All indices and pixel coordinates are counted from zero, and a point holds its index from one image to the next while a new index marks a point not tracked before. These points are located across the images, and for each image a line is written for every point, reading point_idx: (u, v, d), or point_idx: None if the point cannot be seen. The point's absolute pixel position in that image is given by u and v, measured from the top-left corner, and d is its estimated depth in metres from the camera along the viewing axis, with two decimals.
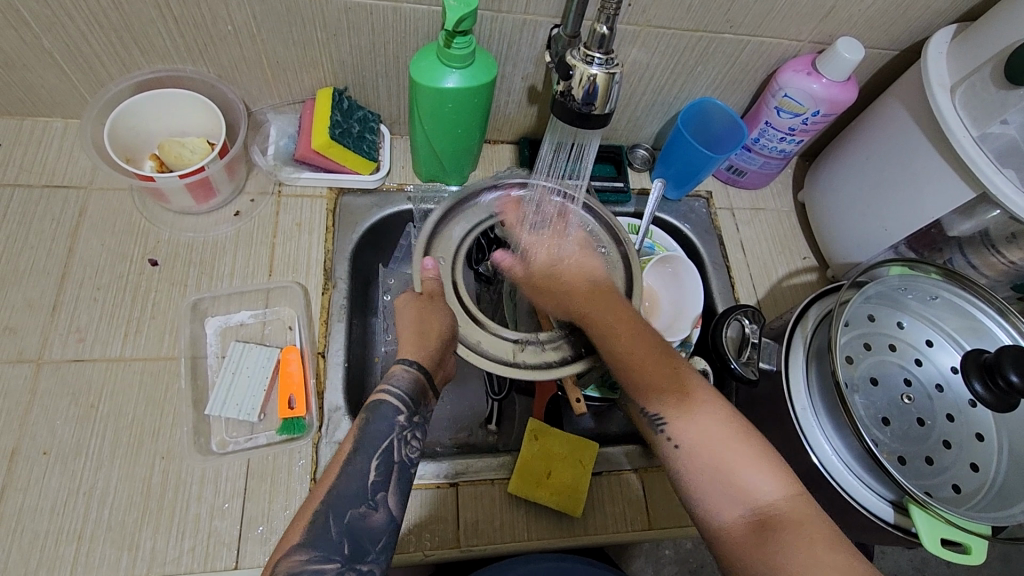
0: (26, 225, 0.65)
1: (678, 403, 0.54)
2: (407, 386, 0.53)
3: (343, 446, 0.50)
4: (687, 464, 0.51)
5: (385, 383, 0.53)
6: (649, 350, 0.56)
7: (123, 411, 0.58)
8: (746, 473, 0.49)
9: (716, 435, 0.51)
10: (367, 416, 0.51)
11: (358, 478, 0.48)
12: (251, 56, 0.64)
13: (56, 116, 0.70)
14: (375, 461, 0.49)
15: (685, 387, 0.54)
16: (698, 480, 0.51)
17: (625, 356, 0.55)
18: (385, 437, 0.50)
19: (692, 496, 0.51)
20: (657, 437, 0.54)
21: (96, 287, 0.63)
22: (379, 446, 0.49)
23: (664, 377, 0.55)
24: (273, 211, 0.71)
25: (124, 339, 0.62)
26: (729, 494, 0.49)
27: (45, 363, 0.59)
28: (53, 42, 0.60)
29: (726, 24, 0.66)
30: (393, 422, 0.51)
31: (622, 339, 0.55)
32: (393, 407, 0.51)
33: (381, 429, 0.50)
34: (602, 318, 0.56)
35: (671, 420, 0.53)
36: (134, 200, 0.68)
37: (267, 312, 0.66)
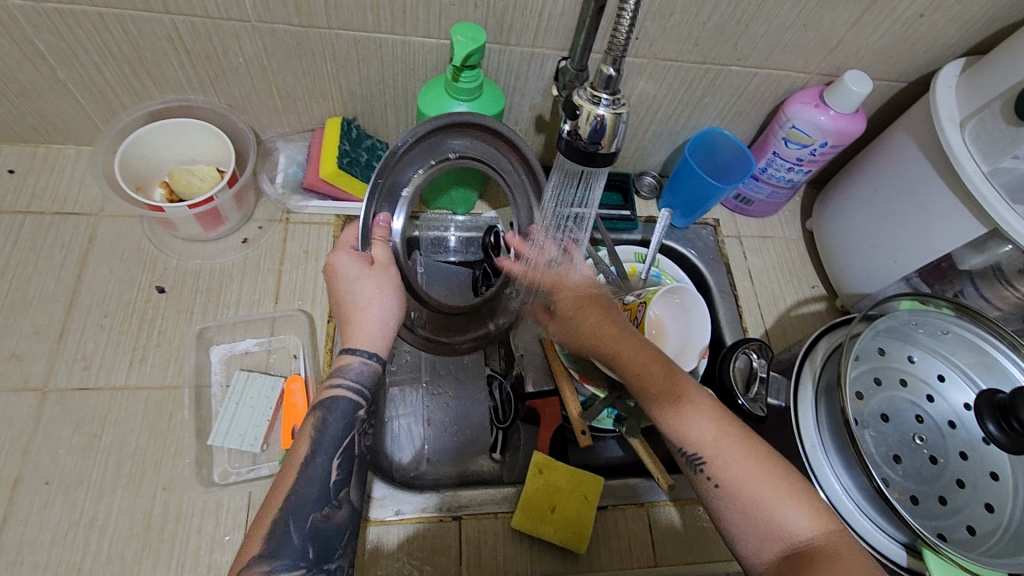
0: (37, 251, 0.66)
1: (718, 438, 0.50)
2: (364, 377, 0.50)
3: (298, 445, 0.47)
4: (730, 503, 0.48)
5: (339, 375, 0.49)
6: (675, 388, 0.53)
7: (126, 441, 0.58)
8: (781, 511, 0.46)
9: (760, 480, 0.48)
10: (325, 414, 0.48)
11: (320, 481, 0.46)
12: (262, 86, 0.65)
13: (69, 143, 0.71)
14: (337, 459, 0.47)
15: (720, 424, 0.51)
16: (741, 525, 0.47)
17: (643, 386, 0.54)
18: (343, 433, 0.48)
19: (732, 537, 0.48)
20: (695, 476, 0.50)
21: (104, 313, 0.64)
22: (341, 443, 0.48)
23: (701, 416, 0.51)
24: (281, 238, 0.71)
25: (129, 366, 0.62)
26: (774, 546, 0.46)
27: (50, 392, 0.59)
28: (68, 73, 0.61)
29: (734, 57, 0.66)
30: (353, 417, 0.49)
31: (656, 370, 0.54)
32: (351, 402, 0.49)
33: (342, 425, 0.48)
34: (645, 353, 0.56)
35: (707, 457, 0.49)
36: (143, 227, 0.69)
37: (272, 340, 0.66)
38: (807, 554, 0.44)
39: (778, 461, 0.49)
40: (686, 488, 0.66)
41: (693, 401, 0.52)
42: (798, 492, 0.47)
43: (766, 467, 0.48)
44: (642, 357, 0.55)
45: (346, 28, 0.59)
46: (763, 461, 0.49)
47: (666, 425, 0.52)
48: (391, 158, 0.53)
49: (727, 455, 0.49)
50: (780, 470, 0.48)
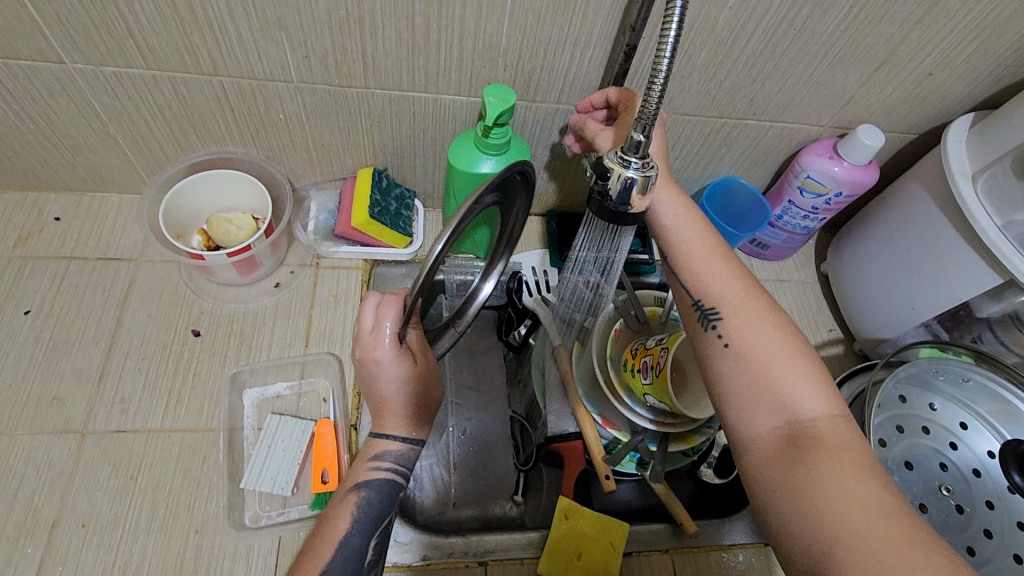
0: (80, 296, 0.68)
1: (741, 306, 0.51)
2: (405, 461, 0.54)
3: (337, 522, 0.51)
4: (735, 363, 0.49)
5: (380, 458, 0.53)
6: (709, 261, 0.55)
7: (161, 483, 0.60)
8: (785, 382, 0.47)
9: (774, 351, 0.49)
10: (367, 497, 0.52)
11: (355, 558, 0.50)
12: (299, 140, 0.68)
13: (113, 191, 0.74)
14: (373, 541, 0.52)
15: (749, 293, 0.52)
16: (743, 385, 0.48)
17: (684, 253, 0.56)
18: (380, 517, 0.52)
19: (731, 402, 0.48)
20: (707, 333, 0.52)
21: (142, 356, 0.66)
22: (379, 525, 0.52)
23: (731, 289, 0.53)
24: (312, 282, 0.73)
25: (165, 409, 0.63)
26: (767, 412, 0.47)
27: (89, 434, 0.61)
28: (119, 129, 0.65)
29: (750, 111, 0.69)
30: (395, 498, 0.53)
31: (692, 238, 0.56)
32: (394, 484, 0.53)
33: (381, 508, 0.52)
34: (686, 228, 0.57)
35: (728, 318, 0.51)
36: (181, 272, 0.71)
37: (303, 383, 0.68)
38: (806, 431, 0.45)
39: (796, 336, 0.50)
40: (709, 535, 0.66)
41: (726, 272, 0.54)
42: (810, 370, 0.48)
43: (785, 343, 0.49)
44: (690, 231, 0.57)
45: (383, 88, 0.62)
46: (783, 338, 0.49)
47: (693, 287, 0.54)
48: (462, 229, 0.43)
49: (748, 323, 0.50)
50: (797, 349, 0.49)
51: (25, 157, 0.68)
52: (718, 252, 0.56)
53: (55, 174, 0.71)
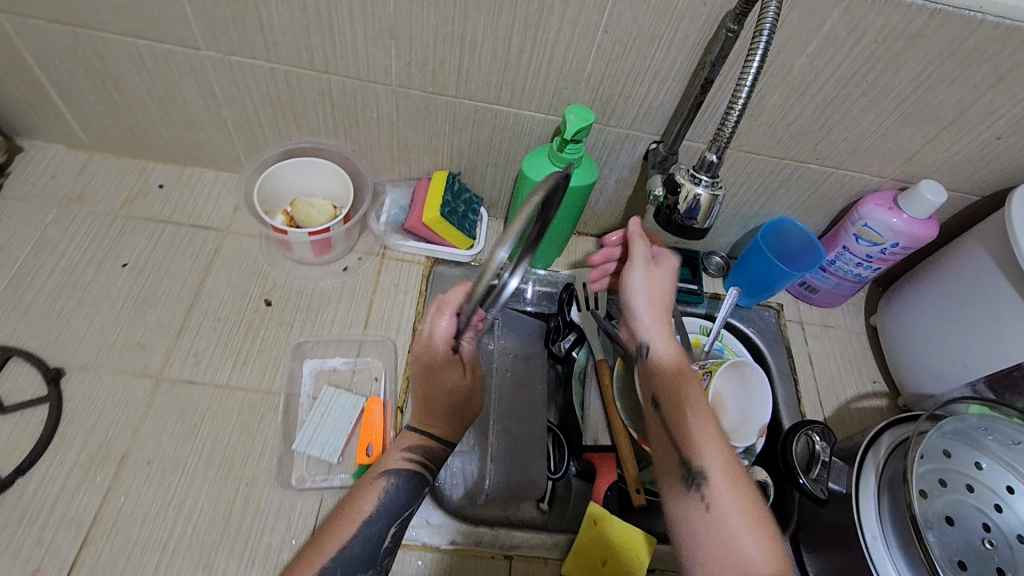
0: (171, 256, 0.75)
1: (716, 459, 0.53)
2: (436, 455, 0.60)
3: (365, 501, 0.56)
4: (705, 516, 0.50)
5: (411, 448, 0.59)
6: (695, 413, 0.56)
7: (221, 434, 0.64)
8: (745, 544, 0.48)
9: (738, 509, 0.50)
10: (394, 484, 0.57)
11: (372, 540, 0.54)
12: (385, 138, 0.74)
13: (210, 167, 0.81)
14: (392, 528, 0.56)
15: (724, 448, 0.54)
16: (707, 539, 0.49)
17: (672, 398, 0.58)
18: (405, 507, 0.56)
19: (694, 553, 0.49)
20: (682, 484, 0.53)
21: (217, 317, 0.71)
22: (400, 514, 0.56)
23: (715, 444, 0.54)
24: (376, 270, 0.78)
25: (232, 367, 0.68)
26: (731, 571, 0.47)
27: (163, 380, 0.66)
28: (230, 111, 0.72)
29: (814, 155, 0.72)
30: (419, 489, 0.58)
31: (679, 393, 0.58)
32: (420, 476, 0.58)
33: (406, 499, 0.57)
34: (673, 376, 0.60)
35: (704, 471, 0.52)
36: (261, 246, 0.77)
37: (358, 361, 0.72)
38: None
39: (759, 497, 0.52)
40: None
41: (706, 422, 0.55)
42: (769, 533, 0.49)
43: (748, 502, 0.51)
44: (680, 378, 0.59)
45: (471, 99, 0.68)
46: (745, 496, 0.51)
47: (675, 435, 0.56)
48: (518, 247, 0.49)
49: (724, 476, 0.51)
50: (760, 513, 0.50)
51: (144, 127, 0.76)
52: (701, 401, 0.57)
53: (165, 146, 0.79)
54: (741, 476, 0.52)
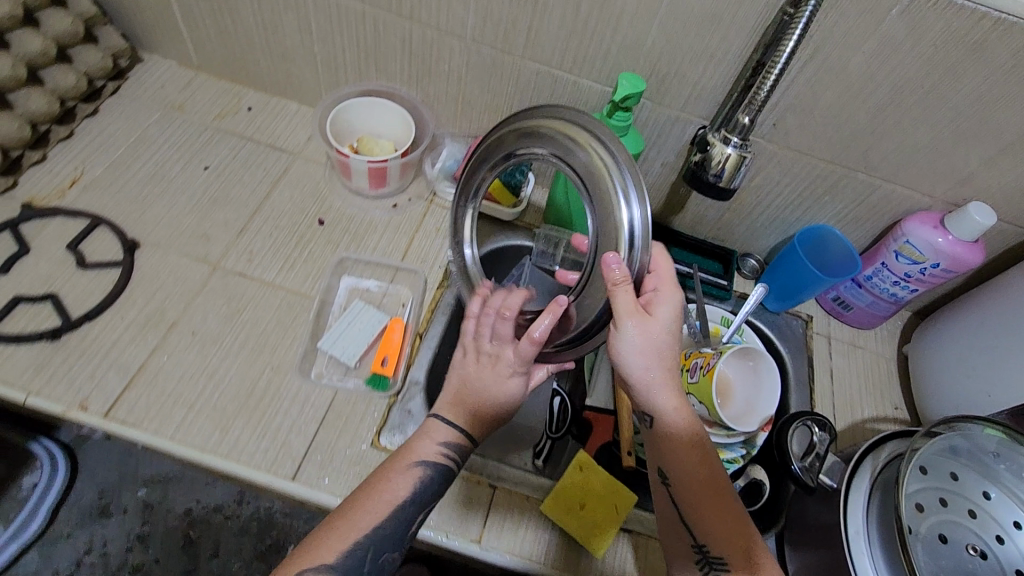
0: (247, 168, 0.83)
1: (738, 545, 0.50)
2: (459, 443, 0.56)
3: (396, 490, 0.53)
4: None
5: (441, 438, 0.56)
6: (715, 500, 0.52)
7: (258, 323, 0.70)
8: None
9: None
10: (429, 473, 0.55)
11: (403, 525, 0.53)
12: (452, 91, 0.80)
13: (295, 99, 0.90)
14: (421, 515, 0.54)
15: (742, 530, 0.51)
16: None
17: (685, 472, 0.54)
18: (435, 496, 0.55)
19: None
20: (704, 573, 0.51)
21: (276, 225, 0.79)
22: (430, 502, 0.55)
23: (733, 535, 0.51)
24: (422, 212, 0.84)
25: (279, 269, 0.75)
26: None
27: (219, 268, 0.74)
28: (321, 47, 0.80)
29: (862, 163, 0.72)
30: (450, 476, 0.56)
31: (691, 467, 0.54)
32: (451, 465, 0.56)
33: (436, 487, 0.55)
34: (685, 444, 0.54)
35: (725, 559, 0.50)
36: (325, 173, 0.85)
37: (390, 286, 0.77)
38: None
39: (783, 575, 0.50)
40: None
41: (718, 498, 0.52)
42: None
43: None
44: (695, 450, 0.54)
45: (535, 61, 0.73)
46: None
47: (693, 518, 0.53)
48: (631, 274, 0.49)
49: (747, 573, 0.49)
50: None
51: (245, 53, 0.85)
52: (714, 472, 0.54)
53: (259, 75, 0.88)
54: (763, 556, 0.50)
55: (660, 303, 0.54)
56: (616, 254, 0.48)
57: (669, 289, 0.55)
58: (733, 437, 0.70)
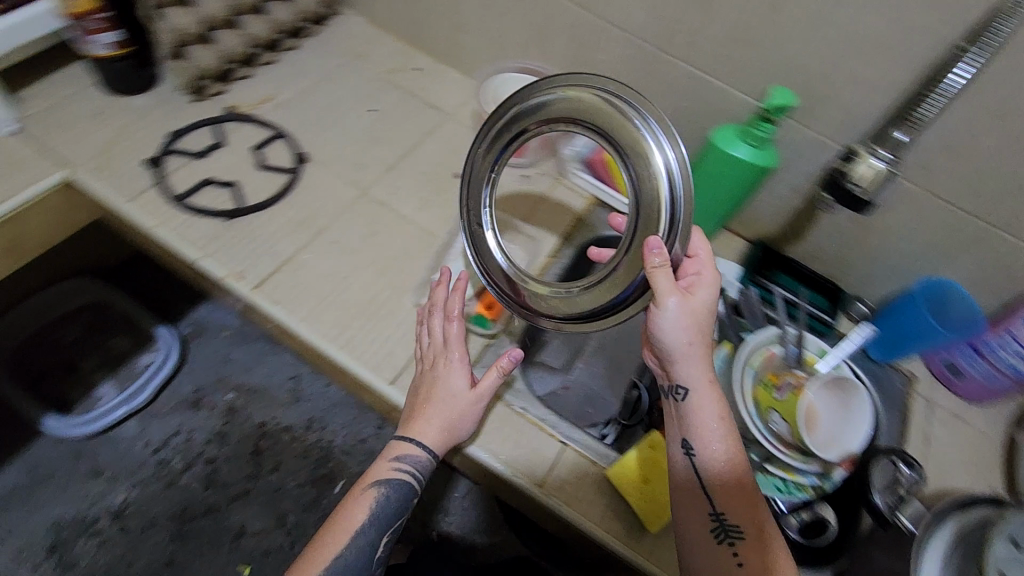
0: (406, 117, 0.93)
1: (753, 518, 0.54)
2: (417, 464, 0.64)
3: (353, 518, 0.62)
4: None
5: (400, 460, 0.64)
6: (735, 474, 0.56)
7: (391, 246, 0.79)
8: None
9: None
10: (383, 493, 0.63)
11: (366, 549, 0.61)
12: (603, 81, 0.86)
13: (457, 68, 0.99)
14: (382, 538, 0.63)
15: (754, 506, 0.55)
16: None
17: (707, 442, 0.57)
18: (393, 515, 0.64)
19: None
20: (720, 545, 0.54)
21: (420, 170, 0.88)
22: (388, 524, 0.63)
23: (749, 508, 0.55)
24: (549, 187, 0.90)
25: (416, 207, 0.83)
26: None
27: (366, 193, 0.83)
28: (495, 23, 0.89)
29: (1009, 223, 0.69)
30: (406, 496, 0.65)
31: (711, 440, 0.57)
32: (406, 485, 0.64)
33: (393, 508, 0.64)
34: (709, 413, 0.57)
35: (742, 532, 0.54)
36: (469, 135, 0.93)
37: (508, 244, 0.83)
38: None
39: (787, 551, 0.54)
40: None
41: (739, 473, 0.56)
42: None
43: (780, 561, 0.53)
44: (722, 421, 0.58)
45: (690, 64, 0.77)
46: (781, 554, 0.54)
47: (711, 487, 0.56)
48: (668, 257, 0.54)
49: (761, 546, 0.53)
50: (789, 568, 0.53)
51: (427, 19, 0.95)
52: (736, 445, 0.57)
53: (433, 41, 0.98)
54: (771, 532, 0.54)
55: (700, 286, 0.59)
56: (658, 239, 0.53)
57: (710, 273, 0.60)
58: (811, 465, 0.70)
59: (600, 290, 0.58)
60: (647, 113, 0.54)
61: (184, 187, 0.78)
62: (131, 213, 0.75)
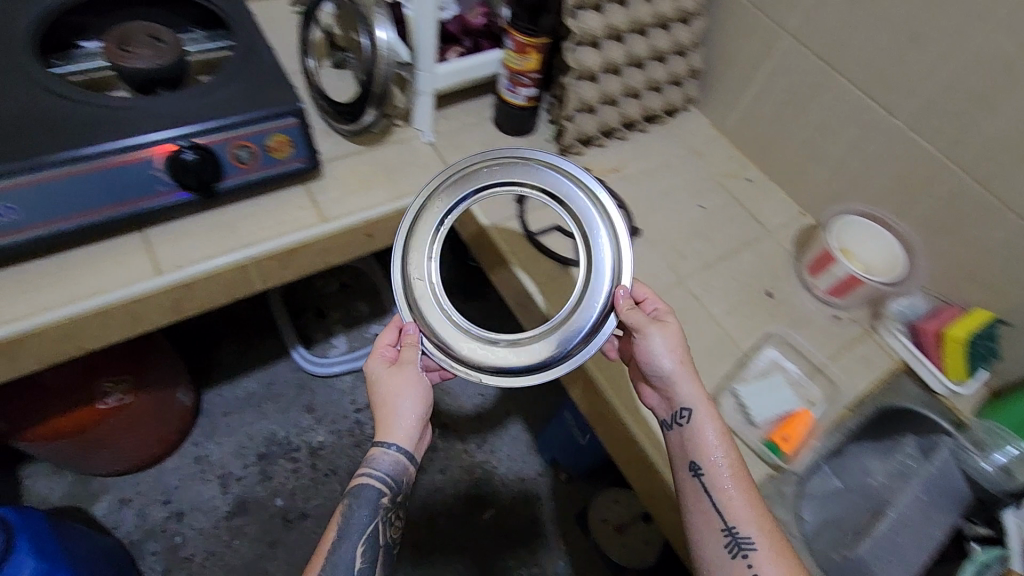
0: (730, 221, 0.96)
1: (755, 517, 0.62)
2: (386, 468, 0.67)
3: (331, 533, 0.67)
4: None
5: (367, 469, 0.67)
6: (739, 476, 0.65)
7: (697, 341, 0.81)
8: None
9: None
10: (355, 500, 0.67)
11: (347, 559, 0.65)
12: (964, 256, 0.82)
13: (787, 191, 1.01)
14: (360, 546, 0.66)
15: (755, 504, 0.63)
16: None
17: (706, 445, 0.66)
18: (368, 521, 0.67)
19: None
20: (738, 558, 0.60)
21: (735, 276, 0.90)
22: (363, 533, 0.66)
23: (757, 511, 0.62)
24: (857, 336, 0.87)
25: (725, 311, 0.85)
26: None
27: (682, 283, 0.87)
28: (858, 166, 0.89)
29: None
30: (378, 500, 0.67)
31: (710, 448, 0.66)
32: (377, 489, 0.67)
33: (367, 511, 0.67)
34: (702, 421, 0.67)
35: (752, 536, 0.61)
36: (786, 258, 0.93)
37: (806, 378, 0.82)
38: None
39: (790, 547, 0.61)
40: None
41: (738, 476, 0.64)
42: None
43: (792, 564, 0.60)
44: (719, 431, 0.67)
45: None
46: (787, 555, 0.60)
47: (717, 494, 0.63)
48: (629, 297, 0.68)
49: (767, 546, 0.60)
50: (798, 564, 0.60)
51: (780, 140, 0.99)
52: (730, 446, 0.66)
53: (774, 159, 1.01)
54: (775, 533, 0.62)
55: (668, 315, 0.71)
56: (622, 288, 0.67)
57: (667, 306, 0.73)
58: None
59: (541, 341, 0.68)
60: (582, 181, 0.69)
61: (537, 227, 0.89)
62: (495, 234, 0.87)
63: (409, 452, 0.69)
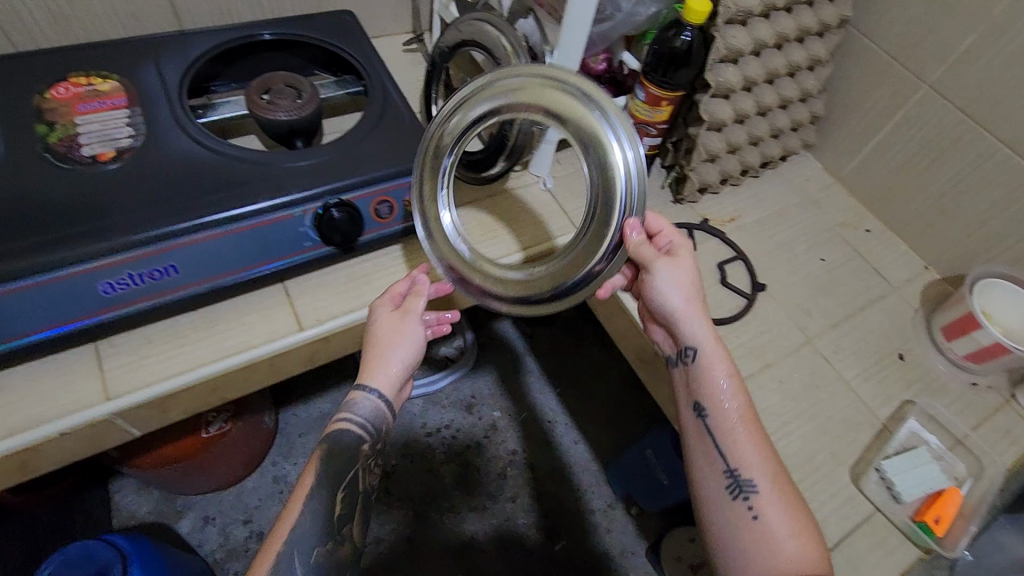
0: (854, 276, 0.93)
1: (759, 464, 0.61)
2: (369, 413, 0.62)
3: (299, 490, 0.59)
4: (759, 531, 0.58)
5: (348, 415, 0.62)
6: (749, 420, 0.63)
7: (831, 409, 0.79)
8: (782, 544, 0.57)
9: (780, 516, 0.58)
10: (331, 447, 0.60)
11: (321, 513, 0.58)
12: None
13: (911, 243, 0.97)
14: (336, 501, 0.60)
15: (758, 445, 0.62)
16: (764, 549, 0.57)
17: (712, 386, 0.64)
18: (348, 472, 0.60)
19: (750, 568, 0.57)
20: (738, 501, 0.60)
21: (863, 337, 0.86)
22: (339, 485, 0.60)
23: (761, 453, 0.61)
24: (997, 406, 0.82)
25: (857, 376, 0.82)
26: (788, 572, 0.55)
27: (810, 344, 0.84)
28: (998, 226, 0.85)
29: None
30: (357, 447, 0.61)
31: (717, 390, 0.64)
32: (357, 433, 0.61)
33: (344, 458, 0.60)
34: (712, 361, 0.64)
35: (755, 482, 0.60)
36: (914, 317, 0.90)
37: (948, 453, 0.78)
38: None
39: (787, 484, 0.61)
40: None
41: (746, 422, 0.62)
42: (807, 528, 0.59)
43: (793, 506, 0.60)
44: (731, 378, 0.64)
45: None
46: (790, 496, 0.60)
47: (720, 438, 0.62)
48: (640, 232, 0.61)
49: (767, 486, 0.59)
50: (796, 504, 0.60)
51: (906, 192, 0.95)
52: (738, 390, 0.64)
53: (897, 211, 0.97)
54: (779, 477, 0.61)
55: (680, 248, 0.66)
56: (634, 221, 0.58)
57: (679, 237, 0.67)
58: None
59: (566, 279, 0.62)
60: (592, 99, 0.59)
61: None
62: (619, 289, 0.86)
63: (392, 401, 0.64)
